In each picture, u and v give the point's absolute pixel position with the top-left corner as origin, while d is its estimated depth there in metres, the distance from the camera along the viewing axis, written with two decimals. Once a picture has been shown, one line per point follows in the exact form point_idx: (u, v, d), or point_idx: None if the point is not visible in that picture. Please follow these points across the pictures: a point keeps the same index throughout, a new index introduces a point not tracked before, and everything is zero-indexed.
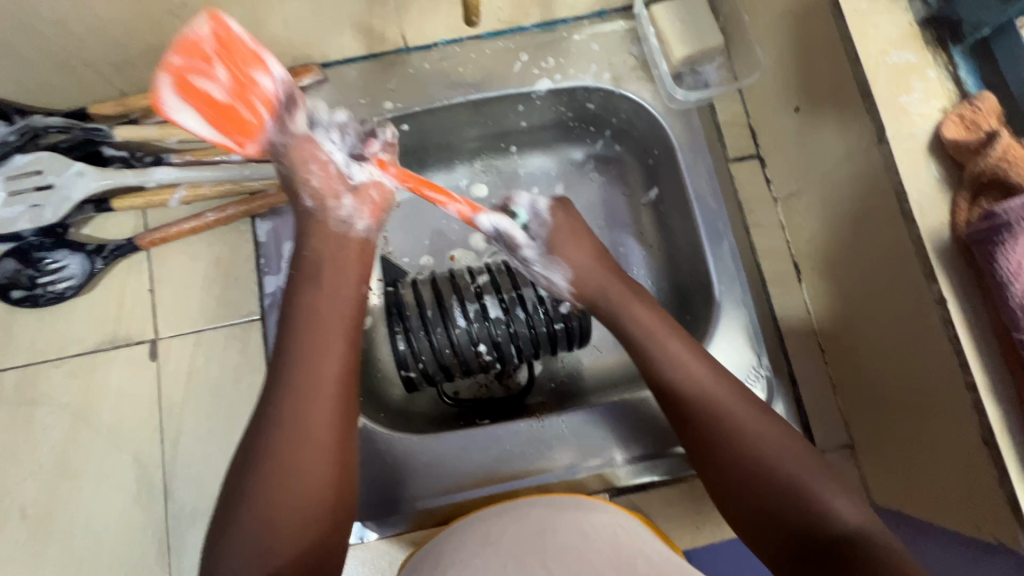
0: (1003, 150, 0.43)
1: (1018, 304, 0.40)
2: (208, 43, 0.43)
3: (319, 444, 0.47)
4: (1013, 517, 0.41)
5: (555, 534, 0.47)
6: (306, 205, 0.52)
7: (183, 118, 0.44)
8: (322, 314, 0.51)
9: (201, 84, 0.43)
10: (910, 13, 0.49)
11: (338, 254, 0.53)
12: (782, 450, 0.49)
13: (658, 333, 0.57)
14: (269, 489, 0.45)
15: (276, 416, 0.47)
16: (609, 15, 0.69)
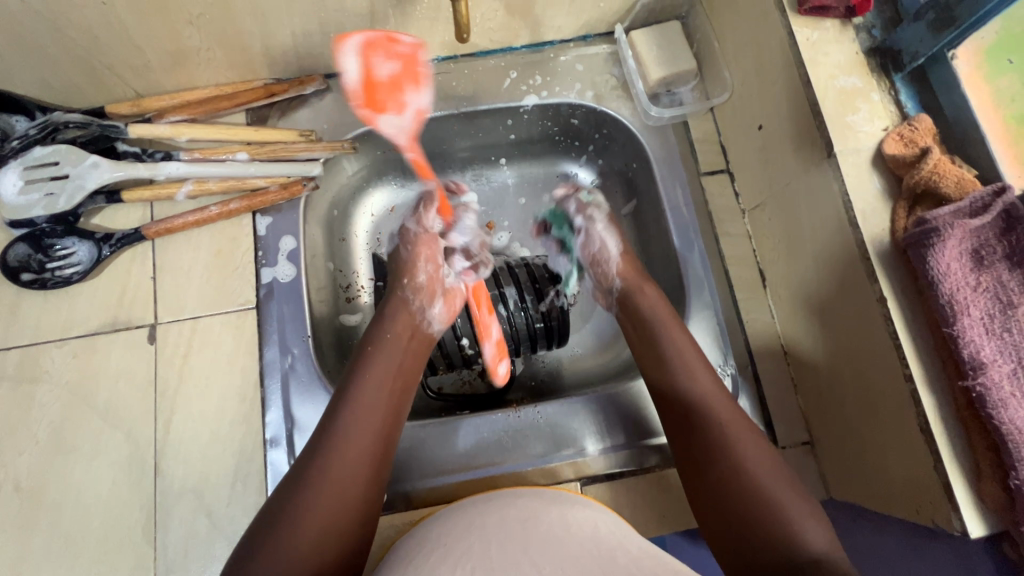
0: (933, 164, 0.48)
1: (947, 302, 0.45)
2: (405, 47, 0.58)
3: (357, 492, 0.49)
4: (946, 499, 0.45)
5: (535, 523, 0.49)
6: (402, 292, 0.64)
7: (348, 61, 0.56)
8: (383, 375, 0.56)
9: (379, 57, 0.57)
10: (856, 43, 0.55)
11: (409, 342, 0.61)
12: (772, 480, 0.50)
13: (681, 349, 0.59)
14: (295, 529, 0.45)
15: (322, 460, 0.49)
16: (593, 40, 0.75)
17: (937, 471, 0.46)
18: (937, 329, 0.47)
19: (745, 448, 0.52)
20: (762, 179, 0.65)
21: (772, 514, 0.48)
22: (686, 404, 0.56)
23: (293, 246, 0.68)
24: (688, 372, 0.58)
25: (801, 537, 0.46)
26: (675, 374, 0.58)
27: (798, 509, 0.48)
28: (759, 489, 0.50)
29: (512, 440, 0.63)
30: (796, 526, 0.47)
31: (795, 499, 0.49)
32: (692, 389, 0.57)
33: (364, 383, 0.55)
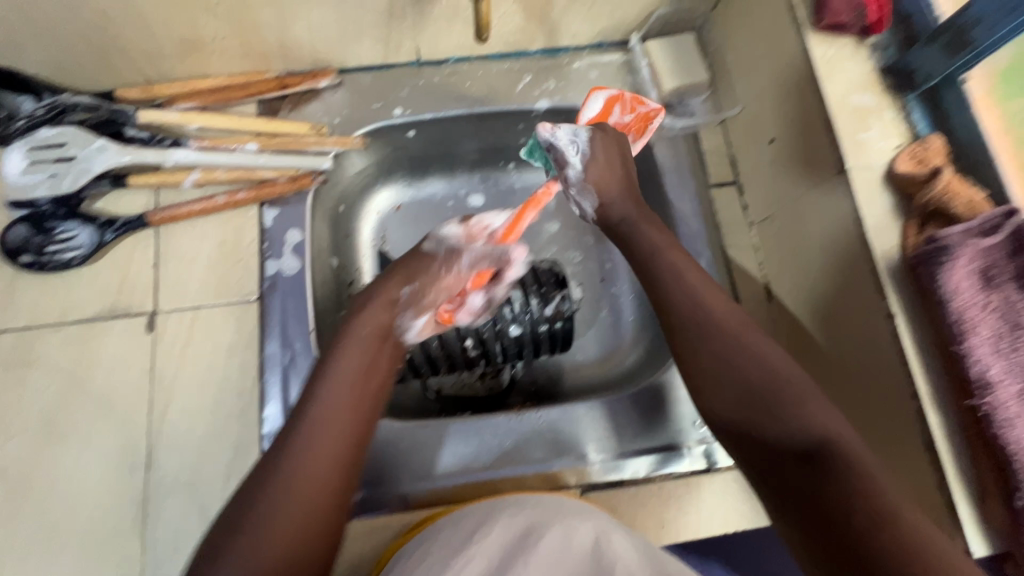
0: (945, 184, 0.49)
1: (955, 320, 0.45)
2: (646, 110, 0.64)
3: (324, 515, 0.42)
4: (949, 520, 0.46)
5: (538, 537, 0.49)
6: (400, 291, 0.56)
7: (591, 105, 0.64)
8: (355, 376, 0.49)
9: (615, 112, 0.65)
10: (870, 62, 0.56)
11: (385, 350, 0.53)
12: (772, 368, 0.46)
13: (665, 252, 0.54)
14: (267, 538, 0.40)
15: (285, 474, 0.42)
16: (607, 48, 0.76)
17: (941, 490, 0.46)
18: (944, 347, 0.47)
19: (751, 348, 0.47)
20: (771, 192, 0.66)
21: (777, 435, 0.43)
22: (687, 332, 0.50)
23: (299, 239, 0.67)
24: (691, 292, 0.51)
25: (808, 425, 0.43)
26: (676, 304, 0.51)
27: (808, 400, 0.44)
28: (773, 396, 0.45)
29: (514, 446, 0.63)
30: (805, 411, 0.43)
31: (794, 379, 0.45)
32: (693, 315, 0.50)
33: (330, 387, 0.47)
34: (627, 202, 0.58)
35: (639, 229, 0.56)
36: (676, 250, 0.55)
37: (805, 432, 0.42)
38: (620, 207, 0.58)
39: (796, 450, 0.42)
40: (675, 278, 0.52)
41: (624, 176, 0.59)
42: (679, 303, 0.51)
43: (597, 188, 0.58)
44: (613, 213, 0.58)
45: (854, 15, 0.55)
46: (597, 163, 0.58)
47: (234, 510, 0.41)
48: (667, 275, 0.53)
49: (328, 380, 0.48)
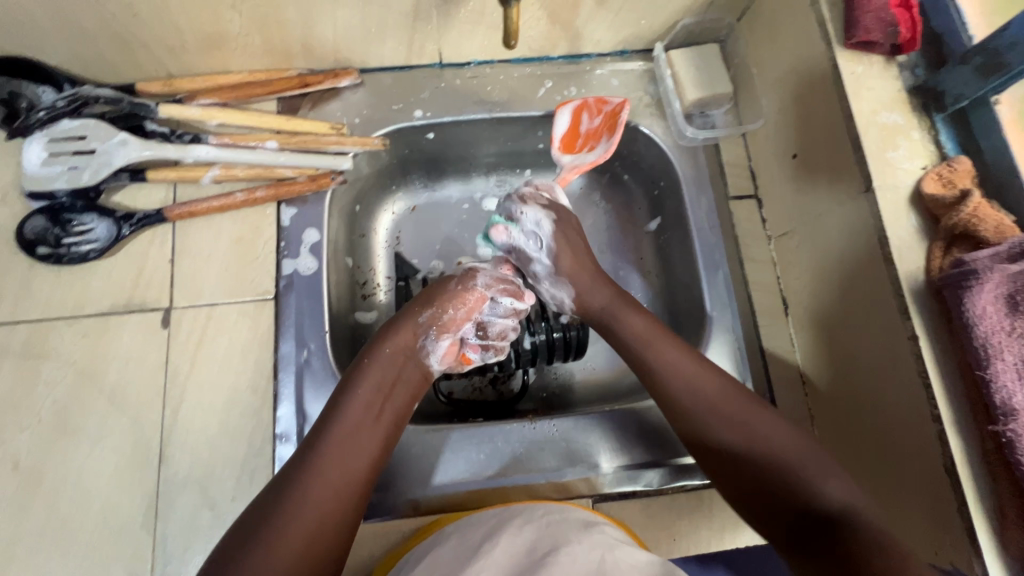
0: (973, 207, 0.48)
1: (980, 344, 0.45)
2: (612, 106, 0.68)
3: (338, 517, 0.47)
4: (969, 544, 0.45)
5: (543, 563, 0.47)
6: (420, 316, 0.59)
7: (560, 117, 0.69)
8: (375, 393, 0.54)
9: (585, 117, 0.69)
10: (899, 81, 0.56)
11: (406, 369, 0.58)
12: (782, 447, 0.50)
13: (654, 343, 0.58)
14: (287, 524, 0.45)
15: (304, 486, 0.47)
16: (629, 56, 0.75)
17: (961, 515, 0.46)
18: (968, 371, 0.47)
19: (756, 425, 0.52)
20: (792, 206, 0.65)
21: (795, 489, 0.48)
22: (686, 412, 0.55)
23: (316, 238, 0.67)
24: (682, 352, 0.57)
25: (825, 496, 0.47)
26: (683, 397, 0.55)
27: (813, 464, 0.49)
28: (776, 462, 0.50)
29: (526, 453, 0.63)
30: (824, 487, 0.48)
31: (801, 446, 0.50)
32: (677, 367, 0.56)
33: (349, 408, 0.53)
34: (605, 291, 0.62)
35: (619, 321, 0.61)
36: (684, 349, 0.58)
37: (827, 501, 0.47)
38: (594, 293, 0.62)
39: (815, 518, 0.47)
40: (676, 370, 0.56)
41: (592, 259, 0.64)
42: (681, 359, 0.56)
43: (587, 246, 0.65)
44: (591, 306, 0.62)
45: (885, 33, 0.54)
46: (565, 253, 0.62)
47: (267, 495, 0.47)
48: (666, 366, 0.57)
49: (347, 402, 0.53)
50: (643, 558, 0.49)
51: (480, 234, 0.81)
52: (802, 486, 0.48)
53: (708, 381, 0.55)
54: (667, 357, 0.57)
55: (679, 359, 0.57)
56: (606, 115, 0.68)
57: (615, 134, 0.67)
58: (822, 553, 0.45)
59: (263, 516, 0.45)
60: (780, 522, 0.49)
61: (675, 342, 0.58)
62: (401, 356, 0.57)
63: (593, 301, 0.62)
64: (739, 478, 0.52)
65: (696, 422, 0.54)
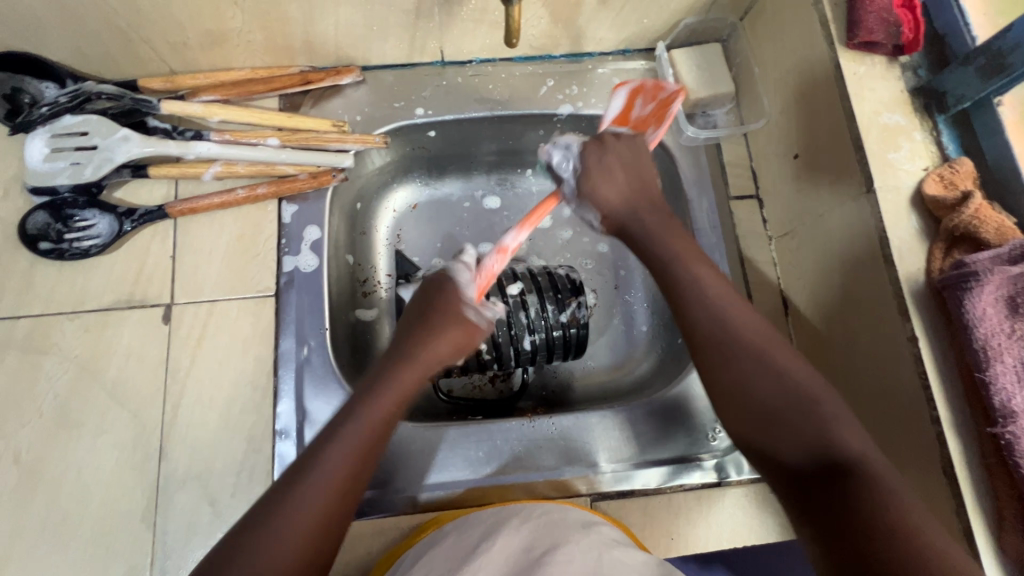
0: (975, 208, 0.48)
1: (980, 345, 0.45)
2: (668, 91, 0.64)
3: (324, 526, 0.43)
4: (966, 547, 0.45)
5: (541, 560, 0.47)
6: (407, 323, 0.58)
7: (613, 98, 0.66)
8: (394, 395, 0.51)
9: (638, 100, 0.66)
10: (902, 81, 0.56)
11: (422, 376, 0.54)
12: (808, 385, 0.46)
13: (685, 261, 0.55)
14: (290, 527, 0.42)
15: (299, 491, 0.43)
16: (631, 55, 0.75)
17: (959, 517, 0.46)
18: (967, 372, 0.47)
19: (794, 372, 0.47)
20: (793, 207, 0.65)
21: (810, 427, 0.44)
22: (716, 342, 0.50)
23: (317, 236, 0.67)
24: (711, 297, 0.53)
25: (838, 438, 0.43)
26: (710, 347, 0.50)
27: (838, 417, 0.44)
28: (802, 401, 0.46)
29: (525, 452, 0.63)
30: (832, 431, 0.43)
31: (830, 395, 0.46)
32: (708, 318, 0.51)
33: (364, 408, 0.49)
34: (630, 201, 0.60)
35: (648, 232, 0.58)
36: (719, 279, 0.54)
37: (844, 449, 0.42)
38: (621, 213, 0.60)
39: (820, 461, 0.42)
40: (713, 298, 0.52)
41: (637, 187, 0.60)
42: (708, 318, 0.51)
43: (598, 199, 0.61)
44: (621, 218, 0.60)
45: (887, 34, 0.54)
46: (599, 177, 0.61)
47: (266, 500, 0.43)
48: (700, 294, 0.53)
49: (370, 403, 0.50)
50: (641, 559, 0.49)
51: (481, 232, 0.81)
52: (821, 434, 0.43)
53: (735, 328, 0.50)
54: (692, 294, 0.53)
55: (708, 314, 0.51)
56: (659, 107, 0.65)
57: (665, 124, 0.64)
58: (819, 502, 0.40)
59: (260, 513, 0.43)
60: (783, 472, 0.44)
61: (709, 268, 0.55)
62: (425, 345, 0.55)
63: (620, 229, 0.60)
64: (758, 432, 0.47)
65: (725, 358, 0.50)
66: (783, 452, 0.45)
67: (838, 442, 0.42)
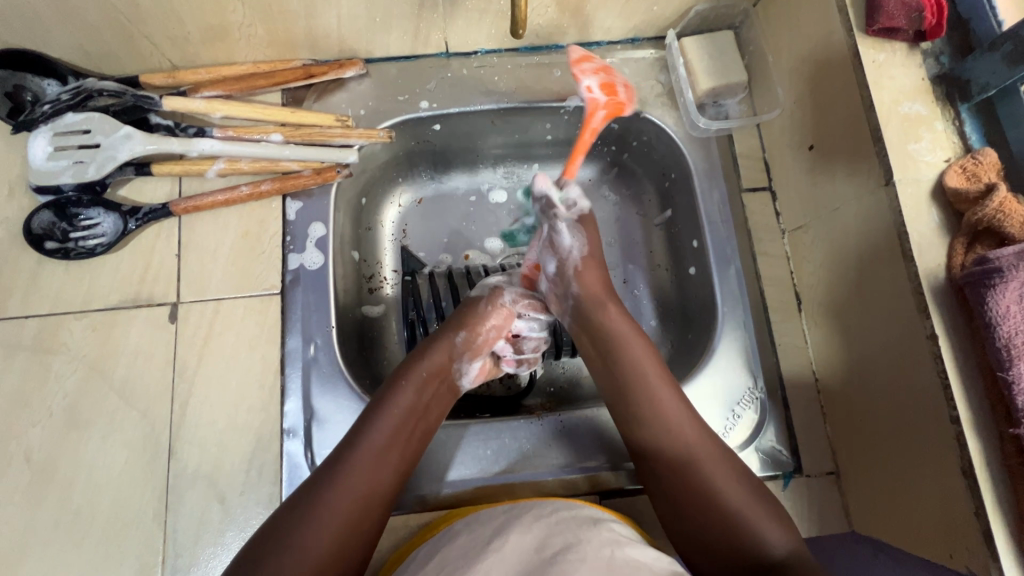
0: (1000, 201, 0.46)
1: (1004, 345, 0.43)
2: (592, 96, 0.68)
3: (359, 527, 0.48)
4: (985, 547, 0.44)
5: (553, 561, 0.47)
6: (455, 338, 0.60)
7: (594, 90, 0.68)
8: (410, 409, 0.55)
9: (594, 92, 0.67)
10: (922, 69, 0.54)
11: (440, 386, 0.58)
12: (731, 490, 0.51)
13: (637, 354, 0.58)
14: (324, 521, 0.47)
15: (334, 490, 0.48)
16: (640, 44, 0.73)
17: (978, 519, 0.45)
18: (988, 371, 0.45)
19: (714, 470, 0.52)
20: (807, 200, 0.64)
21: (735, 534, 0.49)
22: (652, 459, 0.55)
23: (323, 233, 0.67)
24: (653, 400, 0.56)
25: (767, 545, 0.48)
26: (653, 433, 0.55)
27: (758, 512, 0.50)
28: (731, 518, 0.50)
29: (533, 449, 0.62)
30: (758, 534, 0.49)
31: (757, 499, 0.51)
32: (652, 416, 0.55)
33: (391, 412, 0.54)
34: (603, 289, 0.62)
35: (607, 320, 0.60)
36: (662, 368, 0.58)
37: (768, 553, 0.48)
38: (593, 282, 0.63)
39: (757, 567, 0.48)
40: (656, 410, 0.55)
41: (603, 264, 0.65)
42: (648, 414, 0.55)
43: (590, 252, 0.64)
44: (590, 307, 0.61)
45: (909, 20, 0.52)
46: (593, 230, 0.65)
47: (297, 500, 0.48)
48: (649, 407, 0.56)
49: (389, 406, 0.54)
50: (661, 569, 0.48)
51: (488, 226, 0.80)
52: (746, 533, 0.49)
53: (675, 426, 0.55)
54: (643, 401, 0.56)
55: (647, 412, 0.56)
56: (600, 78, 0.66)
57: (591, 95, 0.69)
58: None
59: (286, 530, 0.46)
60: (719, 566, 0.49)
61: (655, 361, 0.58)
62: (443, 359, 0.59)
63: (590, 300, 0.62)
64: (682, 534, 0.52)
65: (661, 475, 0.54)
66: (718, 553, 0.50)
67: (767, 547, 0.48)
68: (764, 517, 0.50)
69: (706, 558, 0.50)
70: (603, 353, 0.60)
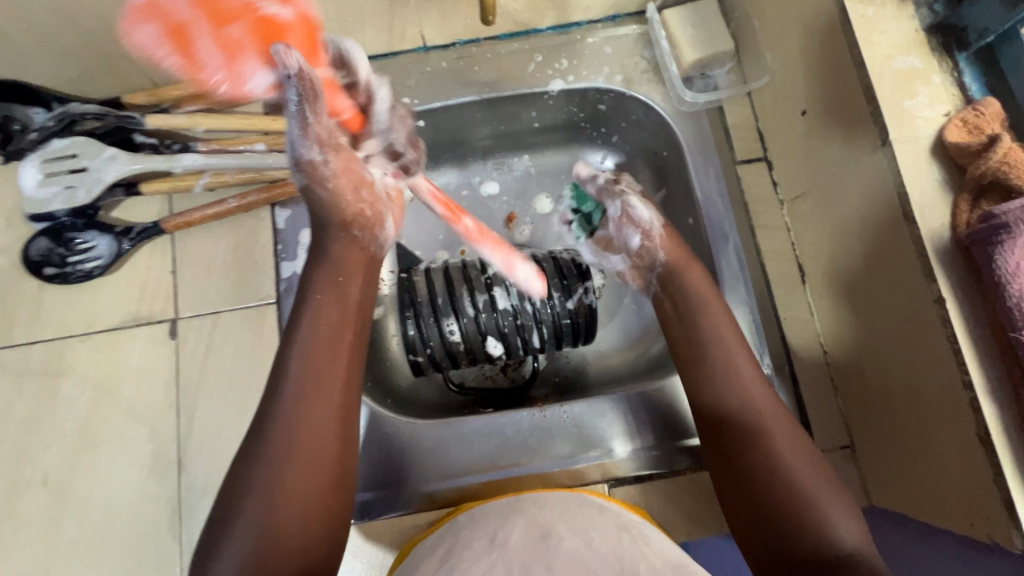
0: (1004, 153, 0.43)
1: (1014, 304, 0.41)
2: (282, 20, 0.50)
3: (327, 463, 0.48)
4: (1006, 517, 0.42)
5: (557, 546, 0.46)
6: (358, 233, 0.58)
7: (260, 80, 0.52)
8: (336, 325, 0.53)
9: (229, 29, 0.47)
10: (916, 20, 0.51)
11: (361, 283, 0.57)
12: (807, 476, 0.47)
13: (722, 336, 0.55)
14: (289, 468, 0.46)
15: (282, 432, 0.47)
16: (622, 20, 0.71)
17: (998, 487, 0.42)
18: (1002, 332, 0.43)
19: (790, 454, 0.48)
20: (804, 168, 0.61)
21: (804, 517, 0.45)
22: (727, 436, 0.51)
23: (313, 239, 0.66)
24: (738, 380, 0.53)
25: (837, 534, 0.44)
26: (731, 412, 0.52)
27: (830, 500, 0.46)
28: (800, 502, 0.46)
29: (538, 441, 0.62)
30: (829, 515, 0.45)
31: (831, 487, 0.47)
32: (732, 391, 0.53)
33: (316, 330, 0.51)
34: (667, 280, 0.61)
35: (683, 308, 0.58)
36: (745, 352, 0.55)
37: (836, 541, 0.44)
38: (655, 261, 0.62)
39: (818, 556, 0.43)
40: (741, 390, 0.52)
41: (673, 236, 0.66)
42: (723, 394, 0.53)
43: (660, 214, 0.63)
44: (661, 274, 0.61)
45: None
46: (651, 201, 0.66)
47: (248, 449, 0.47)
48: (731, 386, 0.53)
49: (311, 325, 0.52)
50: (670, 556, 0.47)
51: (482, 220, 0.79)
52: (816, 521, 0.45)
53: (756, 407, 0.51)
54: (726, 379, 0.53)
55: (726, 390, 0.53)
56: (250, 21, 0.48)
57: (280, 20, 0.50)
58: None
59: (234, 506, 0.45)
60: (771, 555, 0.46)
61: (739, 339, 0.56)
62: (351, 288, 0.55)
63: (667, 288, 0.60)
64: (741, 516, 0.49)
65: (731, 453, 0.51)
66: (777, 542, 0.46)
67: (833, 538, 0.44)
68: (838, 507, 0.46)
69: (761, 546, 0.47)
70: (672, 334, 0.59)
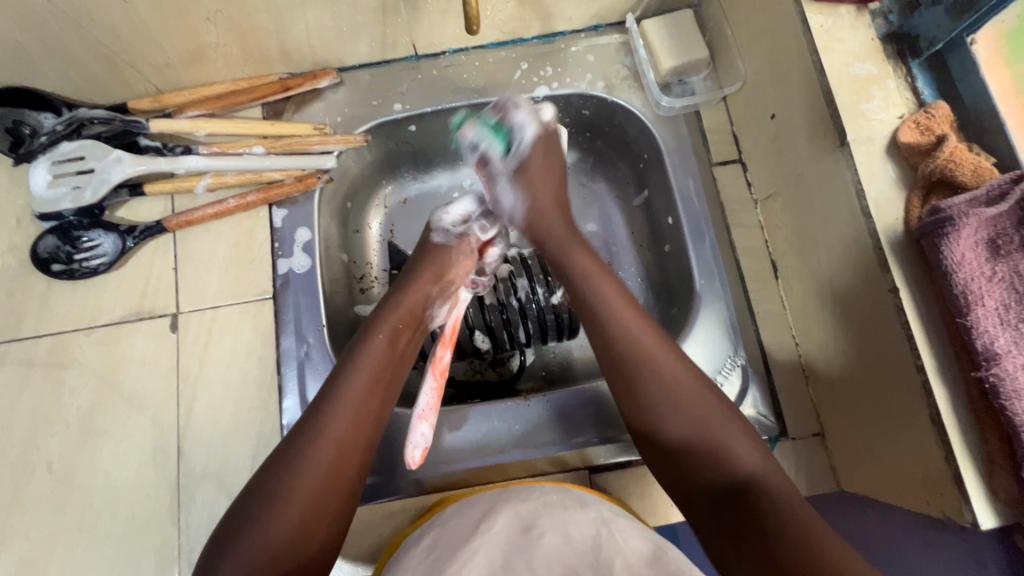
0: (950, 151, 0.47)
1: (960, 292, 0.44)
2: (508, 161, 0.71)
3: (344, 472, 0.50)
4: (956, 490, 0.45)
5: (542, 546, 0.48)
6: (429, 289, 0.64)
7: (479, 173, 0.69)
8: (385, 356, 0.57)
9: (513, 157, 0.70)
10: (872, 29, 0.54)
11: (411, 333, 0.61)
12: (714, 427, 0.51)
13: (614, 306, 0.58)
14: (308, 469, 0.48)
15: (312, 436, 0.50)
16: (603, 30, 0.75)
17: (948, 463, 0.45)
18: (950, 318, 0.46)
19: (697, 410, 0.52)
20: (774, 169, 0.65)
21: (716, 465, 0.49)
22: (640, 399, 0.54)
23: (308, 237, 0.70)
24: (639, 349, 0.55)
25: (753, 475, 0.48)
26: (639, 376, 0.54)
27: (741, 446, 0.50)
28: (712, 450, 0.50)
29: (523, 430, 0.64)
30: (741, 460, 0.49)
31: (737, 430, 0.51)
32: (633, 358, 0.55)
33: (366, 353, 0.56)
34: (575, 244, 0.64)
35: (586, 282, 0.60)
36: (646, 320, 0.57)
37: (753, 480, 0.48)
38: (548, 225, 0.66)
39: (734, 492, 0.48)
40: (644, 358, 0.55)
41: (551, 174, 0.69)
42: (632, 361, 0.55)
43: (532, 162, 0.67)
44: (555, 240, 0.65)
45: None
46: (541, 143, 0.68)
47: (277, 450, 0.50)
48: (635, 354, 0.55)
49: (364, 350, 0.56)
50: (645, 548, 0.49)
51: None
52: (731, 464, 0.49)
53: (660, 372, 0.54)
54: (627, 347, 0.55)
55: (628, 356, 0.55)
56: None
57: None
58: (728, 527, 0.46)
59: (245, 510, 0.47)
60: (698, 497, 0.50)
61: (630, 307, 0.58)
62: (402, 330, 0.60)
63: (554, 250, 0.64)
64: (667, 467, 0.52)
65: (647, 413, 0.54)
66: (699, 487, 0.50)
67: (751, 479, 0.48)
68: (747, 450, 0.50)
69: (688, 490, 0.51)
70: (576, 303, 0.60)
